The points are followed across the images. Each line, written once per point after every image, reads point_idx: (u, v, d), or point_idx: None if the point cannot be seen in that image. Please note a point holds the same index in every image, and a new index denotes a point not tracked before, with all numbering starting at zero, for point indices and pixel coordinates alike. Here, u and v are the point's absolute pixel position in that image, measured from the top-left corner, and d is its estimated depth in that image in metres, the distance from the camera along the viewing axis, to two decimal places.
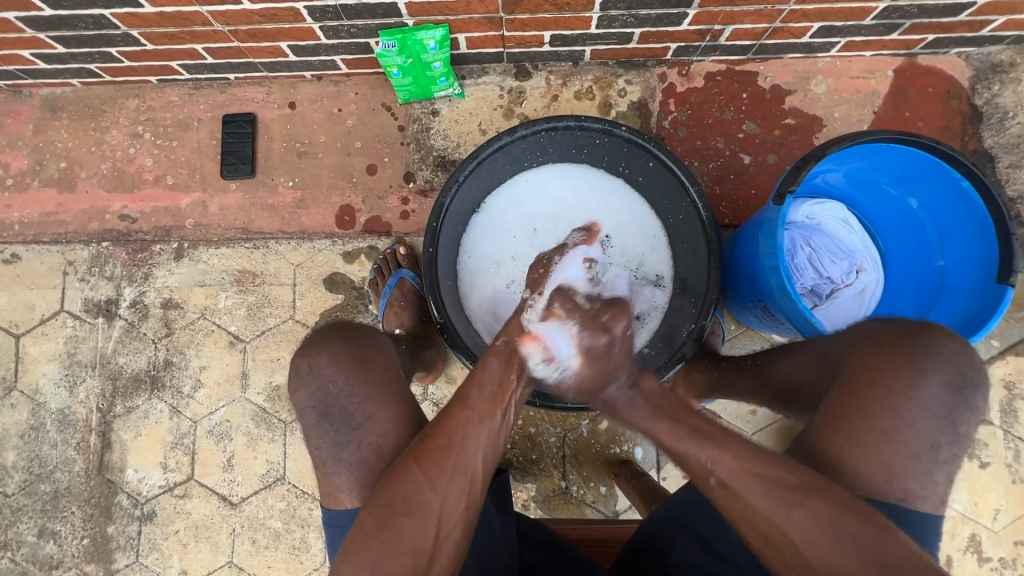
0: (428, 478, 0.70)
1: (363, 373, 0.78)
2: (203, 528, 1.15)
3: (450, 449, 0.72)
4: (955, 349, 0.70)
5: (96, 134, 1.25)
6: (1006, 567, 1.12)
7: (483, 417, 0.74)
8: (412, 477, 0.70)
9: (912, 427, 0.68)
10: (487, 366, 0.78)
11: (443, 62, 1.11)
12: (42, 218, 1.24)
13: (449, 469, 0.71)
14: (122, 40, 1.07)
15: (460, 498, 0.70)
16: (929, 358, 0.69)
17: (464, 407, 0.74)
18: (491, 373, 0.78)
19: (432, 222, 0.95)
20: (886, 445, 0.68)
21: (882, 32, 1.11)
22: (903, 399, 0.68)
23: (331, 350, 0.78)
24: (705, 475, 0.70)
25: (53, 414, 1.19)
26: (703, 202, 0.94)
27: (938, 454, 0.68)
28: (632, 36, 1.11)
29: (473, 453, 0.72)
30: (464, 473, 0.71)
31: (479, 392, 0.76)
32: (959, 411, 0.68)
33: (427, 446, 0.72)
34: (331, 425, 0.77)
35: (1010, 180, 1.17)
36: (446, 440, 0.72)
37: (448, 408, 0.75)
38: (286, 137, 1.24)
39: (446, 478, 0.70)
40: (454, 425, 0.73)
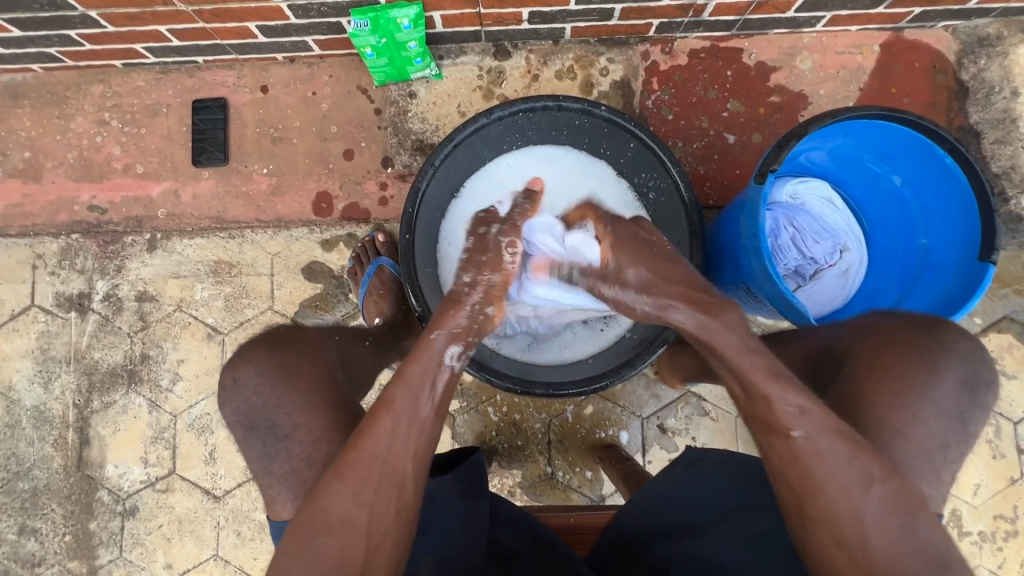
0: (353, 490, 0.66)
1: (290, 383, 0.77)
2: (187, 522, 1.14)
3: (374, 461, 0.67)
4: (968, 346, 0.71)
5: (61, 121, 1.21)
6: (985, 541, 1.13)
7: (411, 421, 0.68)
8: (335, 490, 0.66)
9: (923, 426, 0.69)
10: (415, 360, 0.70)
11: (418, 42, 1.07)
12: (7, 210, 1.20)
13: (375, 482, 0.67)
14: (81, 22, 1.03)
15: (391, 508, 0.67)
16: (943, 356, 0.71)
17: (389, 412, 0.68)
18: (419, 370, 0.70)
19: (408, 207, 0.93)
20: (898, 443, 0.68)
21: (868, 6, 1.09)
22: (914, 396, 0.69)
23: (257, 362, 0.78)
24: (789, 428, 0.64)
25: (29, 412, 1.16)
26: (684, 182, 0.92)
27: (947, 453, 0.69)
28: (613, 12, 1.08)
29: (398, 462, 0.67)
30: (394, 483, 0.67)
31: (407, 392, 0.69)
32: (969, 411, 0.70)
33: (349, 459, 0.67)
34: (270, 431, 0.76)
35: (996, 156, 1.16)
36: (369, 452, 0.67)
37: (372, 413, 0.68)
38: (259, 122, 1.20)
39: (371, 490, 0.66)
40: (376, 434, 0.67)
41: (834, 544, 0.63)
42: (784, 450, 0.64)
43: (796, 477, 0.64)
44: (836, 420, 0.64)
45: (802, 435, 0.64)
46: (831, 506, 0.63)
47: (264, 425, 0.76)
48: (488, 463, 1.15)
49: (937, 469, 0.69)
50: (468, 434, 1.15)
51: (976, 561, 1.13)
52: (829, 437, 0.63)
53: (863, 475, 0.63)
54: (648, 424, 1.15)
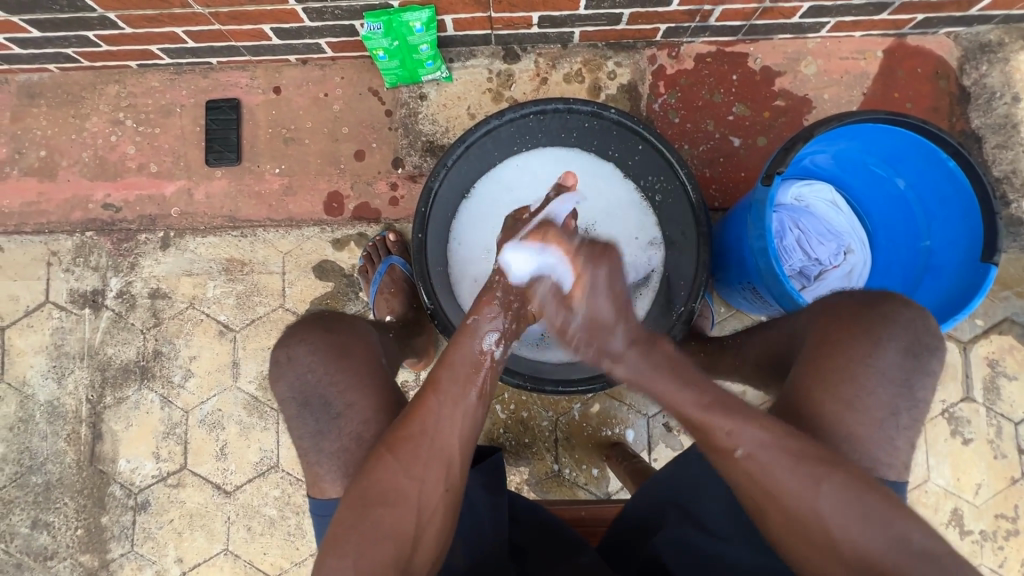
0: (403, 465, 0.69)
1: (343, 361, 0.79)
2: (198, 517, 1.16)
3: (423, 436, 0.71)
4: (909, 316, 0.71)
5: (76, 121, 1.23)
6: (987, 540, 1.15)
7: (456, 399, 0.73)
8: (386, 465, 0.70)
9: (871, 394, 0.69)
10: (456, 344, 0.77)
11: (430, 45, 1.09)
12: (23, 208, 1.22)
13: (423, 456, 0.70)
14: (99, 24, 1.04)
15: (439, 482, 0.70)
16: (884, 327, 0.71)
17: (436, 391, 0.73)
18: (462, 353, 0.76)
19: (421, 207, 0.94)
20: (851, 416, 0.69)
21: (871, 12, 1.11)
22: (861, 368, 0.70)
23: (310, 341, 0.80)
24: (731, 447, 0.67)
25: (42, 407, 1.18)
26: (693, 184, 0.93)
27: (899, 420, 0.70)
28: (621, 17, 1.10)
29: (444, 437, 0.71)
30: (439, 459, 0.70)
31: (450, 374, 0.74)
32: (915, 376, 0.70)
33: (399, 436, 0.71)
34: (322, 408, 0.78)
35: (997, 161, 1.18)
36: (419, 428, 0.71)
37: (420, 394, 0.74)
38: (272, 122, 1.22)
39: (421, 463, 0.70)
40: (426, 411, 0.72)
41: (800, 540, 0.65)
42: (739, 466, 0.67)
43: (758, 486, 0.67)
44: (773, 433, 0.66)
45: (745, 452, 0.67)
46: (791, 510, 0.65)
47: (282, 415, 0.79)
48: None
49: None
50: None
51: (978, 560, 1.14)
52: (772, 450, 0.66)
53: (807, 476, 0.65)
54: (654, 421, 1.16)
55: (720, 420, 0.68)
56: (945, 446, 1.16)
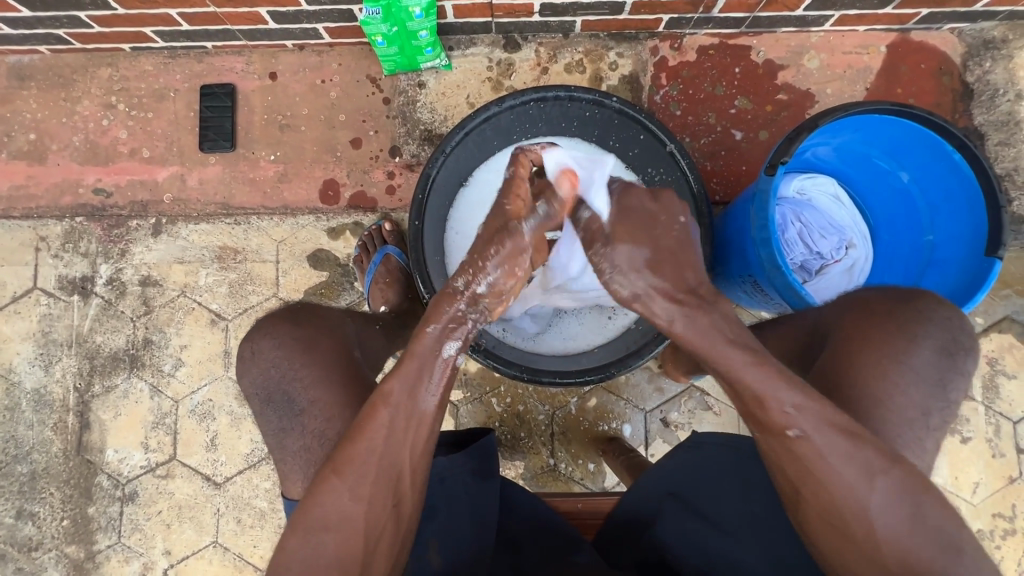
0: (349, 485, 0.65)
1: (309, 356, 0.79)
2: (187, 508, 1.14)
3: (372, 454, 0.66)
4: (945, 315, 0.71)
5: (67, 104, 1.20)
6: (983, 539, 1.14)
7: (409, 413, 0.68)
8: (331, 486, 0.66)
9: (904, 394, 0.68)
10: (411, 356, 0.69)
11: (429, 31, 1.07)
12: (11, 192, 1.19)
13: (372, 475, 0.66)
14: (91, 3, 1.02)
15: (386, 504, 0.66)
16: (920, 324, 0.70)
17: (386, 405, 0.67)
18: (414, 365, 0.69)
19: (418, 194, 0.93)
20: (881, 414, 0.67)
21: (876, 6, 1.10)
22: (893, 365, 0.69)
23: (276, 335, 0.79)
24: (785, 425, 0.63)
25: (28, 395, 1.16)
26: (694, 174, 0.93)
27: (929, 421, 0.68)
28: (624, 7, 1.08)
29: (396, 454, 0.67)
30: (389, 478, 0.67)
31: (404, 386, 0.68)
32: (949, 377, 0.69)
33: (344, 453, 0.66)
34: (286, 404, 0.77)
35: (1000, 158, 1.17)
36: (367, 445, 0.66)
37: (368, 407, 0.68)
38: (267, 109, 1.19)
39: (368, 484, 0.66)
40: (373, 428, 0.67)
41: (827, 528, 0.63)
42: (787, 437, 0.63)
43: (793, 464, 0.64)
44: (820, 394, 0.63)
45: (798, 433, 0.63)
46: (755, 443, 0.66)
47: (276, 401, 0.77)
48: None
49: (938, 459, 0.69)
50: (471, 422, 1.15)
51: None
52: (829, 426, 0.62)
53: (852, 458, 0.62)
54: (651, 417, 1.15)
55: (777, 382, 0.64)
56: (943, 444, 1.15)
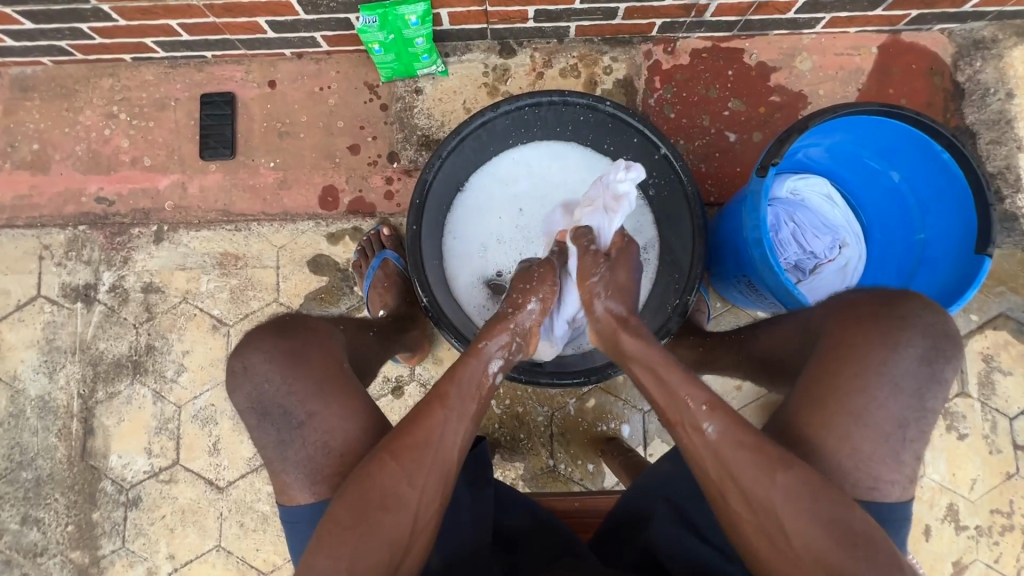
0: (405, 475, 0.69)
1: (299, 370, 0.76)
2: (190, 513, 1.15)
3: (427, 446, 0.71)
4: (928, 321, 0.70)
5: (69, 114, 1.22)
6: (982, 535, 1.15)
7: (462, 414, 0.74)
8: (387, 474, 0.69)
9: (882, 406, 0.68)
10: (468, 364, 0.77)
11: (425, 38, 1.09)
12: (15, 201, 1.21)
13: (426, 467, 0.70)
14: (93, 16, 1.04)
15: (436, 495, 0.71)
16: (903, 331, 0.69)
17: (443, 405, 0.73)
18: (471, 373, 0.76)
19: (416, 199, 0.93)
20: (857, 429, 0.68)
21: (866, 8, 1.11)
22: (874, 376, 0.69)
23: (263, 349, 0.77)
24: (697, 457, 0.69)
25: (33, 401, 1.17)
26: (688, 176, 0.93)
27: (905, 433, 0.69)
28: (616, 12, 1.10)
29: (447, 451, 0.72)
30: (440, 471, 0.71)
31: (458, 389, 0.75)
32: (928, 386, 0.69)
33: (404, 442, 0.71)
34: (283, 417, 0.75)
35: (991, 156, 1.18)
36: (423, 438, 0.71)
37: (426, 406, 0.74)
38: (266, 116, 1.21)
39: (422, 475, 0.70)
40: (431, 424, 0.72)
41: (757, 518, 0.66)
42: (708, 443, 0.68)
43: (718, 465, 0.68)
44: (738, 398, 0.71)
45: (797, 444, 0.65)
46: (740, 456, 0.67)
47: (273, 412, 0.75)
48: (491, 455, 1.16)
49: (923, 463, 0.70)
50: None
51: (973, 555, 1.14)
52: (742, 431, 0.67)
53: (761, 459, 0.66)
54: (649, 417, 1.16)
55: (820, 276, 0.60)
56: (940, 441, 1.16)
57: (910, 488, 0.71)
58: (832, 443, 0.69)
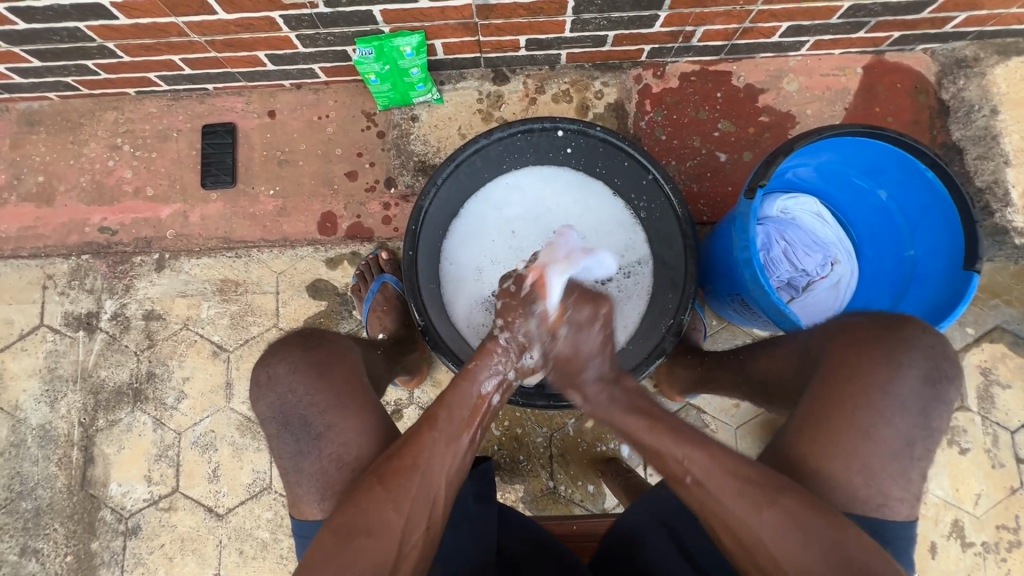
0: (392, 498, 0.70)
1: (322, 382, 0.77)
2: (189, 541, 1.14)
3: (416, 470, 0.72)
4: (929, 342, 0.70)
5: (74, 147, 1.25)
6: (989, 552, 1.13)
7: (451, 439, 0.75)
8: (375, 495, 0.70)
9: (888, 424, 0.69)
10: (457, 388, 0.78)
11: (420, 68, 1.12)
12: (20, 232, 1.23)
13: (413, 491, 0.71)
14: (98, 52, 1.07)
15: (422, 521, 0.70)
16: (906, 352, 0.70)
17: (432, 428, 0.74)
18: (462, 396, 0.77)
19: (412, 225, 0.95)
20: (866, 445, 0.69)
21: (849, 31, 1.14)
22: (880, 394, 0.69)
23: (291, 359, 0.77)
24: (681, 473, 0.70)
25: (34, 431, 1.17)
26: (677, 198, 0.95)
27: (913, 451, 0.69)
28: (606, 39, 1.13)
29: (434, 476, 0.72)
30: (426, 496, 0.71)
31: (448, 414, 0.76)
32: (933, 406, 0.69)
33: (392, 467, 0.72)
34: (303, 428, 0.76)
35: (980, 171, 1.20)
36: (412, 461, 0.72)
37: (416, 429, 0.75)
38: (266, 145, 1.24)
39: (410, 499, 0.70)
40: (420, 447, 0.73)
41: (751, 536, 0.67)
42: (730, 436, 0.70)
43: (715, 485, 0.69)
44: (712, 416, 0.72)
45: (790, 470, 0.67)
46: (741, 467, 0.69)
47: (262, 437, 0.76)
48: None
49: (922, 482, 0.70)
50: None
51: (981, 573, 1.13)
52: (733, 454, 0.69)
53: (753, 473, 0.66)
54: None
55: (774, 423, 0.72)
56: (942, 456, 1.15)
57: (912, 507, 0.71)
58: (839, 458, 0.69)
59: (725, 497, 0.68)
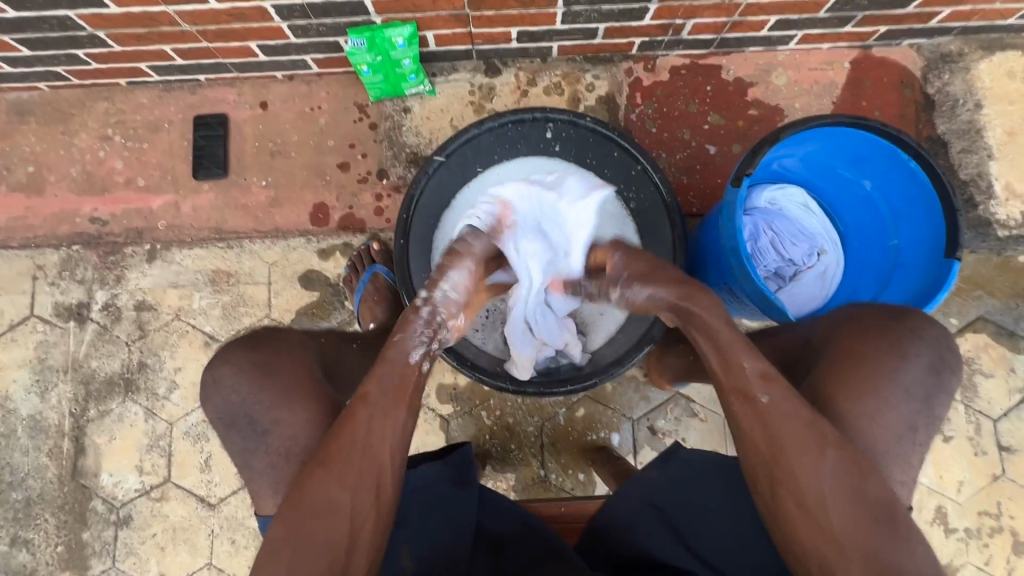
0: (334, 475, 0.70)
1: (268, 381, 0.79)
2: (181, 530, 1.14)
3: (356, 446, 0.71)
4: (935, 333, 0.74)
5: (65, 137, 1.24)
6: (972, 537, 1.15)
7: (387, 410, 0.73)
8: (317, 477, 0.70)
9: (894, 410, 0.71)
10: (383, 363, 0.76)
11: (412, 60, 1.12)
12: (10, 223, 1.22)
13: (354, 466, 0.70)
14: (89, 41, 1.07)
15: (371, 493, 0.70)
16: (912, 341, 0.73)
17: (365, 404, 0.73)
18: (389, 366, 0.76)
19: (404, 213, 0.95)
20: (873, 430, 0.70)
21: (836, 25, 1.16)
22: (887, 381, 0.71)
23: (234, 362, 0.80)
24: None
25: (24, 421, 1.17)
26: (665, 185, 0.98)
27: (915, 436, 0.72)
28: (597, 32, 1.14)
29: (376, 449, 0.71)
30: (372, 467, 0.71)
31: (378, 387, 0.74)
32: (935, 394, 0.72)
33: (332, 446, 0.71)
34: (251, 426, 0.79)
35: (964, 164, 1.22)
36: (350, 439, 0.71)
37: (350, 407, 0.73)
38: (258, 136, 1.24)
39: (354, 474, 0.70)
40: (355, 425, 0.72)
41: None
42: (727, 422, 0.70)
43: None
44: None
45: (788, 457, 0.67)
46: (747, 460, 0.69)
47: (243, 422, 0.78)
48: (483, 467, 1.16)
49: (909, 466, 0.71)
50: (462, 437, 1.17)
51: (964, 558, 1.15)
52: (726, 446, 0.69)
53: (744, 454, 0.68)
54: (639, 426, 1.17)
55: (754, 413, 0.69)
56: None
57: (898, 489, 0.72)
58: (845, 443, 0.70)
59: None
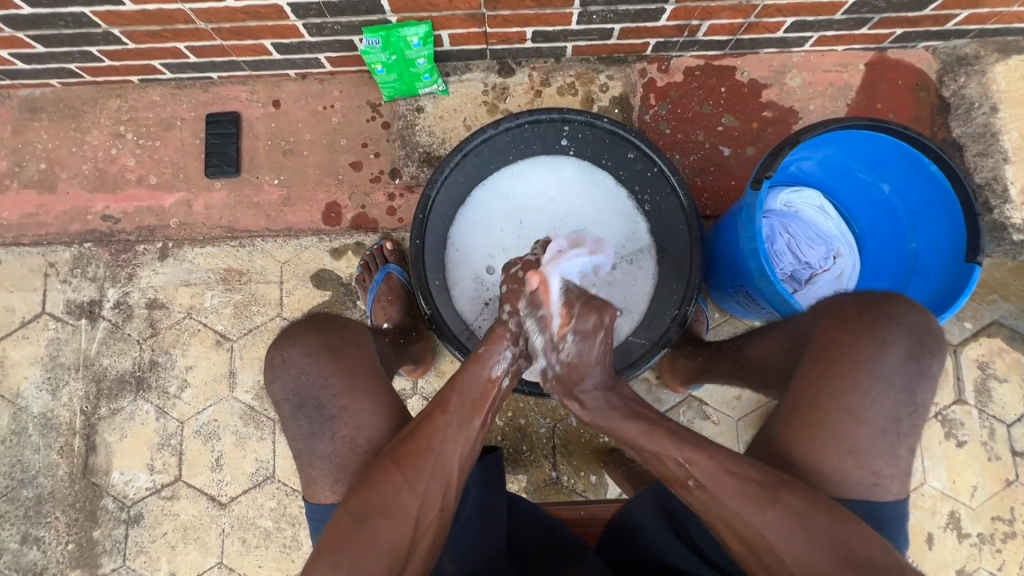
0: (407, 480, 0.71)
1: (335, 364, 0.76)
2: (192, 530, 1.14)
3: (431, 452, 0.73)
4: (914, 319, 0.71)
5: (77, 134, 1.24)
6: (985, 543, 1.15)
7: (464, 421, 0.76)
8: (391, 477, 0.71)
9: (875, 402, 0.69)
10: (468, 369, 0.78)
11: (427, 59, 1.12)
12: (21, 220, 1.22)
13: (428, 472, 0.72)
14: (103, 39, 1.07)
15: (436, 502, 0.72)
16: (888, 329, 0.70)
17: (445, 411, 0.75)
18: (473, 379, 0.78)
19: (420, 213, 0.95)
20: (853, 425, 0.70)
21: (852, 27, 1.15)
22: (865, 373, 0.70)
23: (304, 342, 0.77)
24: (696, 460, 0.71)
25: (35, 419, 1.17)
26: (683, 190, 0.95)
27: (899, 428, 0.70)
28: (612, 32, 1.13)
29: (447, 460, 0.74)
30: (441, 479, 0.73)
31: (459, 397, 0.77)
32: (916, 380, 0.70)
33: (406, 449, 0.73)
34: (316, 410, 0.75)
35: (979, 168, 1.22)
36: (426, 444, 0.73)
37: (429, 413, 0.76)
38: (271, 135, 1.24)
39: (424, 481, 0.71)
40: (434, 430, 0.74)
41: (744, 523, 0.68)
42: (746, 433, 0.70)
43: (710, 478, 0.70)
44: None
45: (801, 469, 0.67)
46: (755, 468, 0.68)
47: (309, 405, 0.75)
48: None
49: None
50: None
51: (977, 563, 1.14)
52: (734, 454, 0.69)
53: (742, 463, 0.68)
54: None
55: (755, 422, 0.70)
56: (939, 449, 1.17)
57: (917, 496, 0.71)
58: (830, 439, 0.70)
59: (725, 484, 0.68)
